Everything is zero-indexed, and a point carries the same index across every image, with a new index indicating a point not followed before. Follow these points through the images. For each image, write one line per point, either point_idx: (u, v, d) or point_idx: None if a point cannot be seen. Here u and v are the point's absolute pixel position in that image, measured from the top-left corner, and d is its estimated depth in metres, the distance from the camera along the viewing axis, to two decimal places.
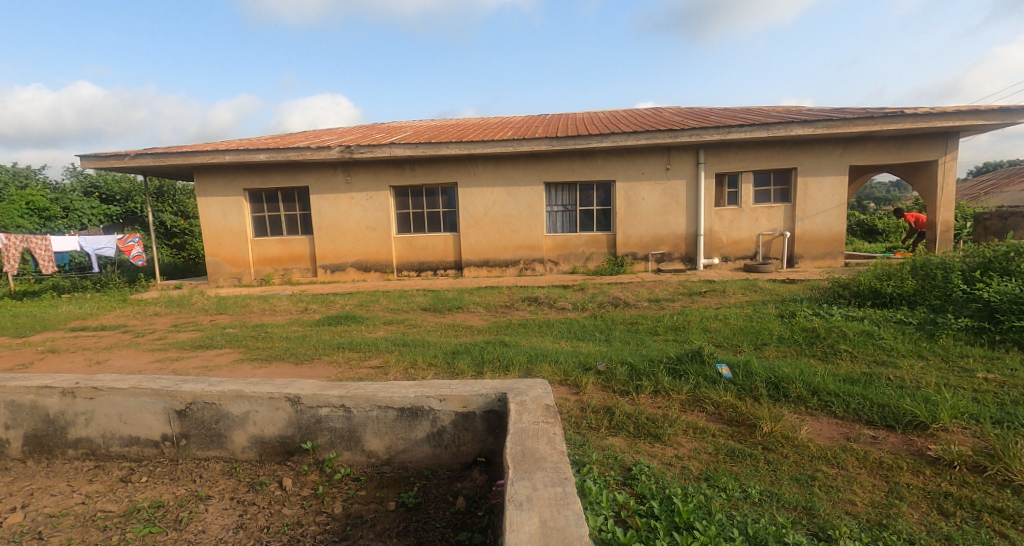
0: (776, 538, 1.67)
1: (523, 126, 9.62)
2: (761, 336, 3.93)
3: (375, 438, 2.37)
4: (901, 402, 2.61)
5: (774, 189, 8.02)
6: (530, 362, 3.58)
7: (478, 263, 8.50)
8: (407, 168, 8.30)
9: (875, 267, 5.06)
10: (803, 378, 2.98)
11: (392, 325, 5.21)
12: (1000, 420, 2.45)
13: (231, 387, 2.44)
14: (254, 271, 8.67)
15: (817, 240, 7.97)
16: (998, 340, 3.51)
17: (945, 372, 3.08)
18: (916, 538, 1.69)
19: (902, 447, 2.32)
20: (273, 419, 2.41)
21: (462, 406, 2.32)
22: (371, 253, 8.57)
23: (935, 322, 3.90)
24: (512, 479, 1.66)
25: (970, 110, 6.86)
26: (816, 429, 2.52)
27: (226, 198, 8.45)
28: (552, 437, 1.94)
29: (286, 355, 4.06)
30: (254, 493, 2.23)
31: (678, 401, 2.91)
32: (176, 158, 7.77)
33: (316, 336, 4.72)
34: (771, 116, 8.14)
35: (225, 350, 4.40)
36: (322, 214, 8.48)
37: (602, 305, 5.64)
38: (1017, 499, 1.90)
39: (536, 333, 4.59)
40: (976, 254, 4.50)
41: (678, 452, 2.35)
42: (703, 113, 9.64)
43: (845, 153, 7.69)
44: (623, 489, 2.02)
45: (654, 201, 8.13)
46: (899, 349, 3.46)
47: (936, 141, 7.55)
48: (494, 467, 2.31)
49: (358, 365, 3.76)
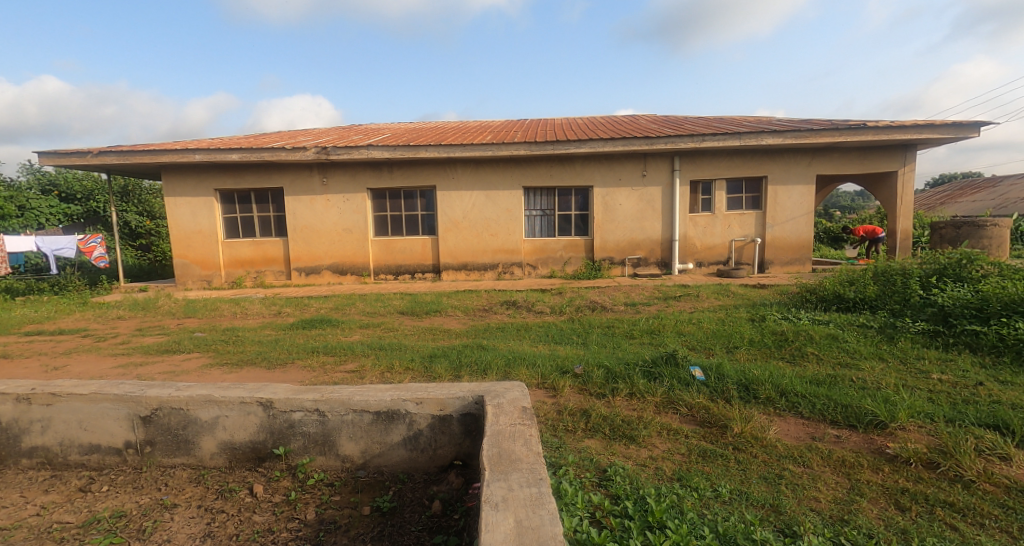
0: (745, 536, 1.71)
1: (502, 130, 9.67)
2: (733, 339, 4.04)
3: (350, 443, 2.35)
4: (862, 403, 2.72)
5: (745, 196, 8.25)
6: (507, 365, 3.59)
7: (456, 266, 8.48)
8: (385, 170, 8.24)
9: (839, 273, 5.22)
10: (772, 380, 3.07)
11: (368, 329, 5.14)
12: (953, 418, 2.58)
13: (201, 392, 2.38)
14: (224, 273, 8.46)
15: (786, 246, 8.22)
16: (953, 341, 3.69)
17: (904, 373, 3.22)
18: (875, 532, 1.77)
19: (863, 446, 2.41)
20: (244, 425, 2.36)
21: (439, 410, 2.31)
22: (348, 255, 8.47)
23: (894, 325, 4.08)
24: (488, 480, 1.67)
25: (926, 124, 7.22)
26: (783, 429, 2.60)
27: (196, 198, 8.23)
28: (529, 439, 1.95)
29: (257, 360, 3.97)
30: (223, 500, 2.18)
31: (653, 403, 2.96)
32: (143, 156, 7.52)
33: (289, 340, 4.62)
34: (743, 125, 8.39)
35: (193, 355, 4.28)
36: (296, 216, 8.35)
37: (580, 309, 5.69)
38: (967, 493, 2.00)
39: (514, 336, 4.61)
40: (931, 261, 4.74)
41: (652, 453, 2.40)
42: (678, 120, 9.84)
43: (813, 162, 7.96)
44: (599, 490, 2.05)
45: (631, 206, 8.25)
46: (861, 351, 3.60)
47: (896, 152, 7.89)
48: (471, 470, 2.31)
49: (333, 369, 3.70)
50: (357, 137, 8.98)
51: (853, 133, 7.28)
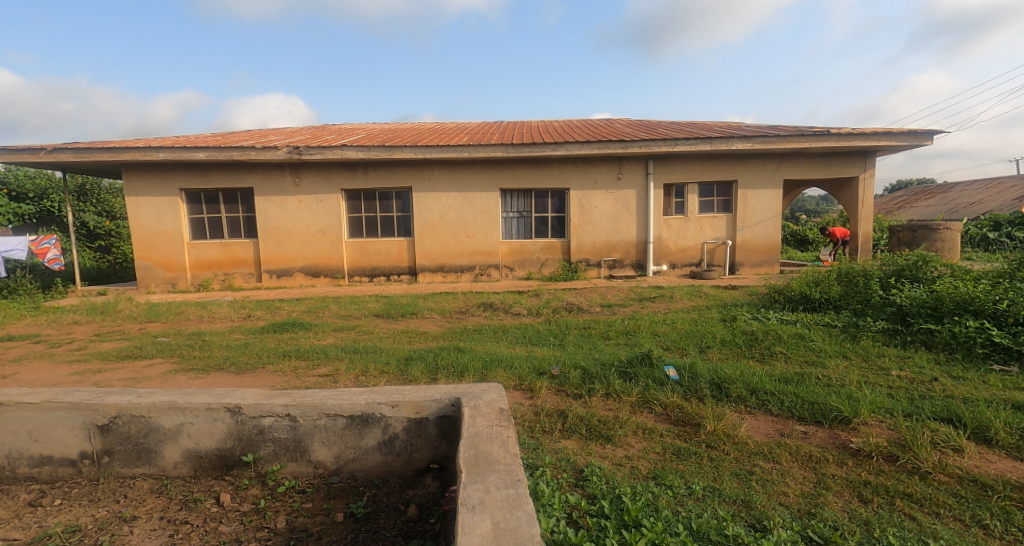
0: (717, 532, 1.75)
1: (479, 132, 9.66)
2: (706, 339, 4.12)
3: (323, 448, 2.30)
4: (828, 399, 2.81)
5: (717, 200, 8.45)
6: (484, 367, 3.58)
7: (433, 268, 8.42)
8: (359, 171, 8.12)
9: (806, 274, 5.37)
10: (743, 378, 3.14)
11: (342, 332, 5.06)
12: (911, 413, 2.69)
13: (164, 398, 2.30)
14: (190, 276, 8.21)
15: (756, 249, 8.44)
16: (911, 339, 3.85)
17: (866, 370, 3.34)
18: (840, 524, 1.83)
19: (828, 441, 2.49)
20: (210, 432, 2.29)
21: (415, 413, 2.29)
22: (321, 257, 8.32)
23: (857, 325, 4.23)
24: (465, 483, 1.66)
25: (885, 132, 7.53)
26: (753, 426, 2.67)
27: (160, 198, 7.96)
28: (505, 440, 1.95)
29: (225, 365, 3.85)
30: (187, 511, 2.10)
31: (629, 403, 3.00)
32: (104, 154, 7.23)
33: (259, 344, 4.50)
34: (714, 130, 8.60)
35: (156, 360, 4.13)
36: (267, 216, 8.16)
37: (557, 311, 5.72)
38: (924, 484, 2.09)
39: (491, 338, 4.60)
40: (890, 263, 4.94)
41: (627, 452, 2.42)
42: (651, 125, 10.01)
43: (780, 167, 8.20)
44: (575, 490, 2.06)
45: (607, 209, 8.34)
46: (826, 349, 3.73)
47: (857, 158, 8.20)
48: (448, 473, 2.29)
49: (306, 373, 3.63)
50: (330, 136, 8.86)
51: (817, 139, 7.55)
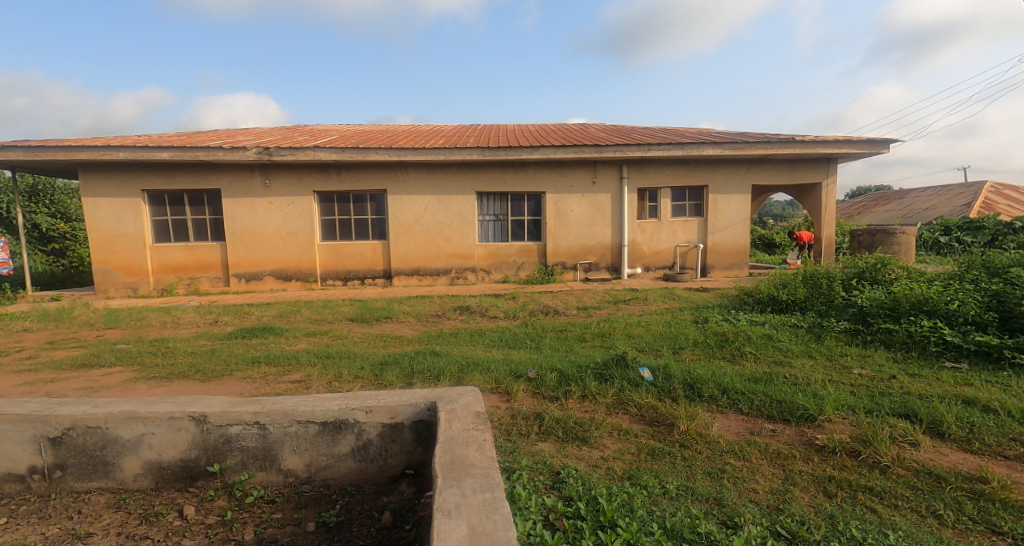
0: (690, 530, 1.77)
1: (455, 135, 9.64)
2: (679, 340, 4.20)
3: (294, 456, 2.25)
4: (794, 398, 2.90)
5: (689, 204, 8.63)
6: (461, 371, 3.56)
7: (408, 271, 8.34)
8: (333, 173, 7.99)
9: (774, 276, 5.53)
10: (715, 378, 3.21)
11: (314, 337, 4.96)
12: (871, 409, 2.79)
13: (123, 408, 2.21)
14: (153, 280, 7.92)
15: (726, 252, 8.65)
16: (871, 338, 4.00)
17: (830, 369, 3.46)
18: (807, 519, 1.88)
19: (795, 438, 2.57)
20: (173, 442, 2.21)
21: (389, 418, 2.25)
22: (293, 260, 8.14)
23: (821, 325, 4.38)
24: (441, 488, 1.64)
25: (846, 140, 7.84)
26: (725, 425, 2.72)
27: (120, 199, 7.66)
28: (482, 443, 1.94)
29: (190, 373, 3.71)
30: (147, 526, 2.02)
31: (604, 405, 3.02)
32: (59, 153, 6.91)
33: (227, 350, 4.37)
34: (686, 136, 8.80)
35: (115, 369, 3.95)
36: (235, 219, 7.94)
37: (533, 314, 5.74)
38: (883, 478, 2.17)
39: (468, 342, 4.57)
40: (851, 265, 5.13)
41: (603, 454, 2.44)
42: (625, 130, 10.16)
43: (748, 172, 8.43)
44: (552, 493, 2.06)
45: (582, 212, 8.42)
46: (793, 350, 3.84)
47: (820, 165, 8.50)
48: (423, 479, 2.27)
49: (277, 380, 3.53)
50: (301, 138, 8.69)
51: (783, 146, 7.80)
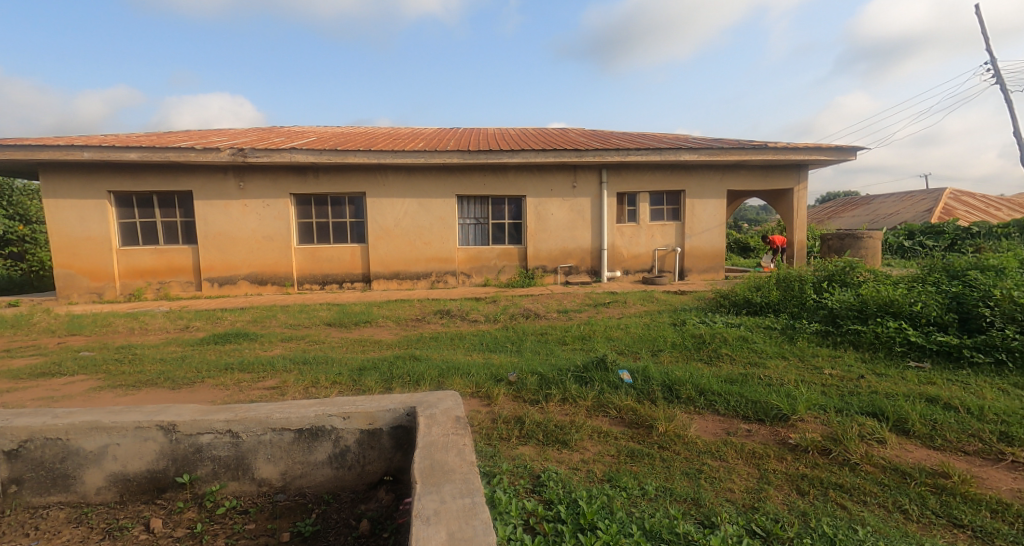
0: (669, 530, 1.79)
1: (435, 138, 9.60)
2: (657, 343, 4.25)
3: (268, 465, 2.19)
4: (769, 398, 2.95)
5: (667, 208, 8.76)
6: (441, 375, 3.53)
7: (388, 275, 8.25)
8: (310, 175, 7.87)
9: (748, 279, 5.65)
10: (693, 380, 3.26)
11: (290, 342, 4.86)
12: (841, 408, 2.87)
13: (86, 418, 2.13)
14: (119, 285, 7.67)
15: (703, 256, 8.80)
16: (841, 339, 4.11)
17: (802, 370, 3.54)
18: (780, 517, 1.92)
19: (769, 437, 2.62)
20: (139, 453, 2.14)
21: (368, 424, 2.22)
22: (268, 264, 7.98)
23: (794, 327, 4.48)
24: (420, 494, 1.62)
25: (816, 147, 8.08)
26: (702, 426, 2.76)
27: (85, 201, 7.41)
28: (462, 448, 1.93)
29: (158, 381, 3.60)
30: (111, 541, 1.95)
31: (584, 408, 3.04)
32: (19, 152, 6.64)
33: (198, 357, 4.25)
34: (663, 142, 8.94)
35: (78, 377, 3.80)
36: (208, 221, 7.75)
37: (514, 317, 5.74)
38: (853, 475, 2.23)
39: (448, 346, 4.54)
40: (821, 268, 5.28)
41: (583, 456, 2.45)
42: (604, 135, 10.27)
43: (724, 177, 8.61)
44: (532, 496, 2.06)
45: (562, 216, 8.47)
46: (767, 351, 3.92)
47: (792, 171, 8.73)
48: (402, 485, 2.24)
49: (251, 387, 3.45)
50: (278, 139, 8.53)
51: (757, 152, 7.99)
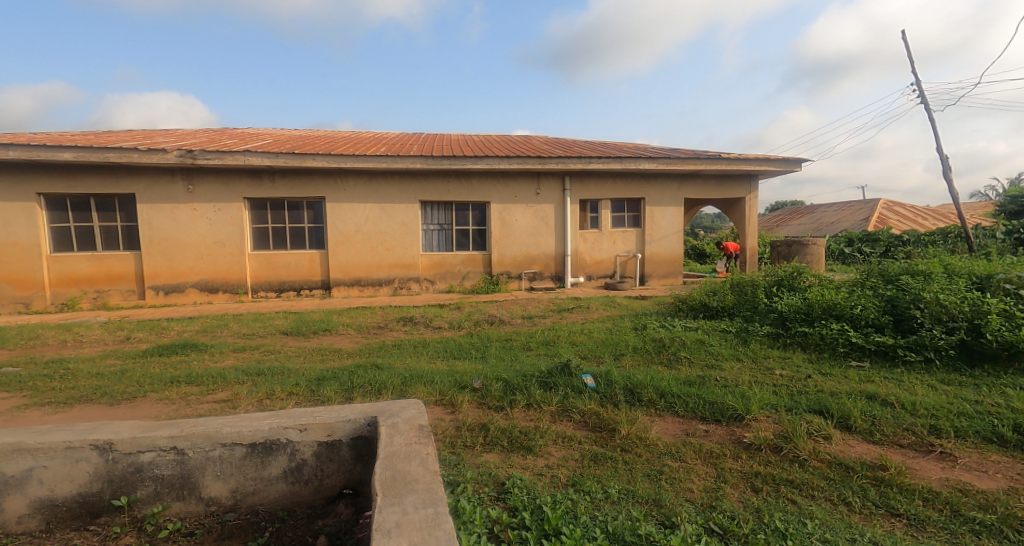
0: (631, 532, 1.80)
1: (397, 143, 9.47)
2: (619, 347, 4.31)
3: (217, 482, 2.08)
4: (725, 398, 3.04)
5: (628, 215, 8.95)
6: (404, 383, 3.46)
7: (348, 282, 8.05)
8: (265, 179, 7.59)
9: (705, 284, 5.83)
10: (653, 383, 3.32)
11: (243, 353, 4.65)
12: (792, 407, 2.99)
13: (7, 440, 1.96)
14: (50, 294, 7.15)
15: (663, 261, 9.04)
16: (790, 341, 4.30)
17: (755, 371, 3.67)
18: (736, 514, 1.97)
19: (726, 437, 2.70)
20: (70, 476, 1.98)
21: (326, 435, 2.14)
22: (220, 271, 7.64)
23: (747, 330, 4.66)
24: (381, 506, 1.57)
25: (765, 158, 8.47)
26: (663, 428, 2.81)
27: (11, 205, 6.89)
28: (425, 458, 1.89)
29: (94, 397, 3.35)
30: None
31: (548, 413, 3.04)
32: None
33: (141, 370, 4.00)
34: (624, 150, 9.15)
35: (1, 395, 3.50)
36: (153, 226, 7.36)
37: (478, 323, 5.70)
38: (803, 470, 2.32)
39: (411, 354, 4.46)
40: (772, 274, 5.51)
41: (548, 462, 2.45)
42: (567, 142, 10.42)
43: (681, 186, 8.88)
44: (496, 504, 2.03)
45: (526, 222, 8.51)
46: (723, 353, 4.05)
47: (744, 181, 9.11)
48: (362, 498, 2.17)
49: (199, 400, 3.27)
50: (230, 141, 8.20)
51: (711, 162, 8.29)
